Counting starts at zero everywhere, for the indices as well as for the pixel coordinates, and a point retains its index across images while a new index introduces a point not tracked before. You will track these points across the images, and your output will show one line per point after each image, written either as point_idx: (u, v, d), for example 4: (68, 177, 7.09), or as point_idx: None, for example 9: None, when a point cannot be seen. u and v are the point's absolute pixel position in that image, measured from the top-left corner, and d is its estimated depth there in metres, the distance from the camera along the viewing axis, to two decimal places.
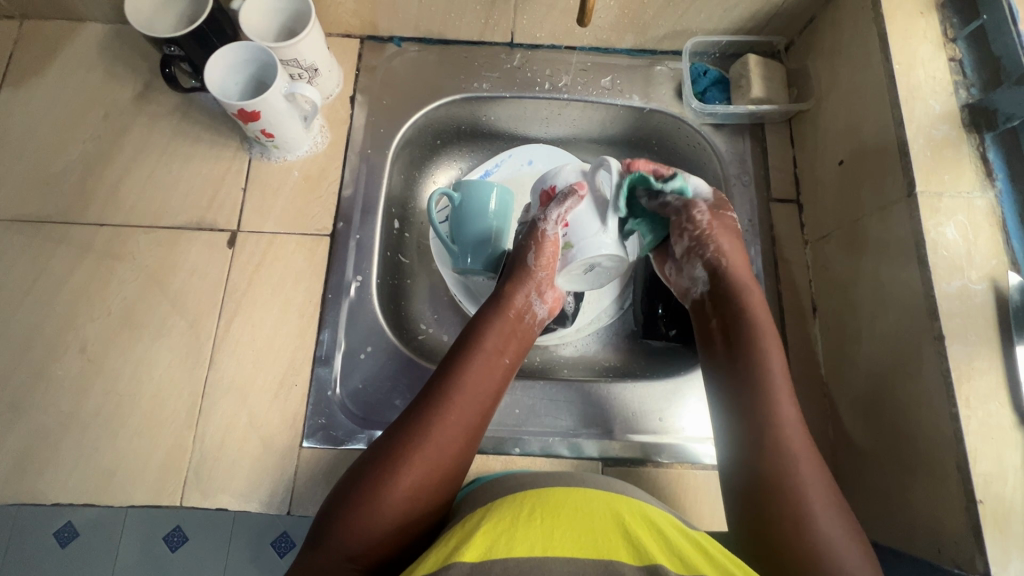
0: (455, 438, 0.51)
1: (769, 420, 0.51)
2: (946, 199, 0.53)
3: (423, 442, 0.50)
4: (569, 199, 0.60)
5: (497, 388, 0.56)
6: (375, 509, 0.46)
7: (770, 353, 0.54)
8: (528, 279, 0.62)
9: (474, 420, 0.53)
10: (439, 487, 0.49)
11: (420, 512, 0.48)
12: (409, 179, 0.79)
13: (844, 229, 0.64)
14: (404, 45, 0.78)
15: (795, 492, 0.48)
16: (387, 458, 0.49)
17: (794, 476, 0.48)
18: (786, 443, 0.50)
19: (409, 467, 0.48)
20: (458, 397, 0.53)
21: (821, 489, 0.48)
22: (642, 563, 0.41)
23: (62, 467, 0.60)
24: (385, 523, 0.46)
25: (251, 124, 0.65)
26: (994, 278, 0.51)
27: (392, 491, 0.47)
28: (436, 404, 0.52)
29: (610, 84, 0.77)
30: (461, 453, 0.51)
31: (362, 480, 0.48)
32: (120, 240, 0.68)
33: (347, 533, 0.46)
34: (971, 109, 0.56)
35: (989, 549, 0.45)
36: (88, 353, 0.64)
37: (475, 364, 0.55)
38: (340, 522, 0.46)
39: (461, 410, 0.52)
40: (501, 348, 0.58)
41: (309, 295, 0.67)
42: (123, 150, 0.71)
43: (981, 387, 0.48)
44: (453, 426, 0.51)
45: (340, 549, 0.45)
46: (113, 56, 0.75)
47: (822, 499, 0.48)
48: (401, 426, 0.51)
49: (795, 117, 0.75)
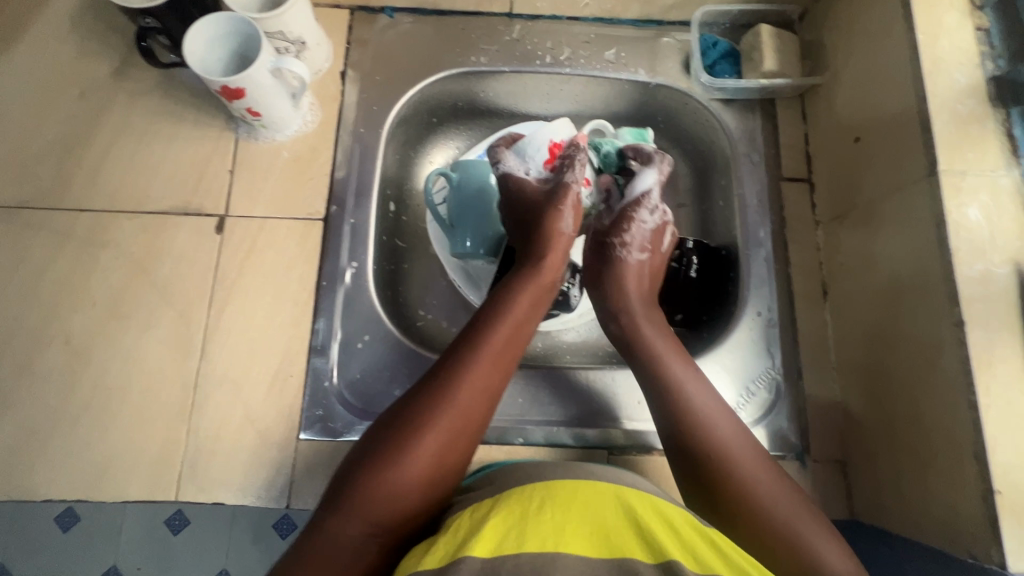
0: (483, 401, 0.50)
1: (704, 447, 0.50)
2: (970, 178, 0.51)
3: (450, 403, 0.48)
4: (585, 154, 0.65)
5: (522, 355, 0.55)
6: (400, 471, 0.44)
7: (679, 375, 0.54)
8: (561, 246, 0.61)
9: (499, 385, 0.51)
10: (463, 449, 0.48)
11: (445, 474, 0.47)
12: (404, 159, 0.75)
13: (860, 210, 0.62)
14: (397, 16, 0.74)
15: (747, 499, 0.47)
16: (410, 421, 0.47)
17: (745, 486, 0.47)
18: (720, 454, 0.49)
19: (434, 430, 0.47)
20: (487, 357, 0.51)
21: (785, 499, 0.47)
22: (656, 561, 0.40)
23: (52, 463, 0.58)
24: (410, 488, 0.44)
25: (236, 102, 0.61)
26: (1017, 261, 0.49)
27: (416, 457, 0.45)
28: (463, 364, 0.50)
29: (615, 57, 0.73)
30: (486, 416, 0.50)
31: (381, 445, 0.46)
32: (102, 226, 0.65)
33: (370, 497, 0.43)
34: (997, 82, 0.53)
35: (1006, 541, 0.44)
36: (74, 345, 0.61)
37: (504, 323, 0.54)
38: (360, 485, 0.44)
39: (489, 372, 0.51)
40: (531, 311, 0.57)
41: (302, 282, 0.65)
42: (102, 130, 0.68)
43: (1001, 374, 0.47)
44: (479, 387, 0.50)
45: (362, 517, 0.43)
46: (87, 29, 0.70)
47: (798, 515, 0.46)
48: (423, 388, 0.49)
49: (808, 91, 0.72)
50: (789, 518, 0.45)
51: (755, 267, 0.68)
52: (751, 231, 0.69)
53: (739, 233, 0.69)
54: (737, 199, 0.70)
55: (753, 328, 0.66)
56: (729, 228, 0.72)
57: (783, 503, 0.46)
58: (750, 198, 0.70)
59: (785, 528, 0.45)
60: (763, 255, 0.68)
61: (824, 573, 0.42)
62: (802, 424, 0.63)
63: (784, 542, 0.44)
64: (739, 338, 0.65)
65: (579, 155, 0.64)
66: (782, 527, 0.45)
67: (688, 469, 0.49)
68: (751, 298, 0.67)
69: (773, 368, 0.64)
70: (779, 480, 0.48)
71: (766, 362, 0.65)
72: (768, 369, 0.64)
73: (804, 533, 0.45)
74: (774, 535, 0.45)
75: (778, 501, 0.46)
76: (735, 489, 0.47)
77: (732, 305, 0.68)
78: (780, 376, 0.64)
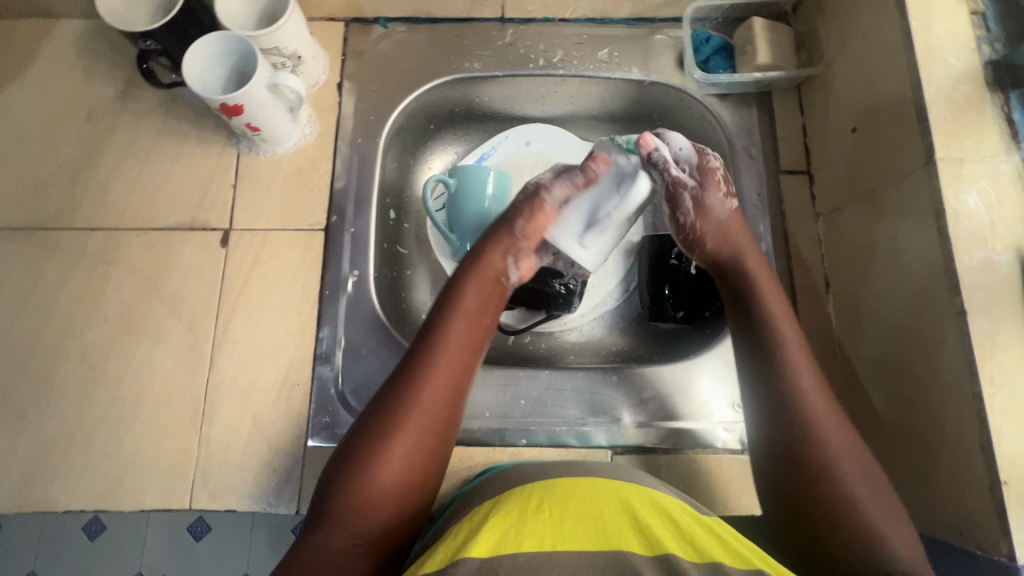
0: (443, 396, 0.50)
1: (813, 440, 0.49)
2: (968, 165, 0.50)
3: (410, 407, 0.49)
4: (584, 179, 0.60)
5: (482, 347, 0.55)
6: (372, 484, 0.46)
7: (796, 368, 0.52)
8: (506, 240, 0.59)
9: (457, 379, 0.52)
10: (436, 451, 0.49)
11: (419, 481, 0.48)
12: (403, 167, 0.76)
13: (859, 200, 0.61)
14: (391, 26, 0.75)
15: (827, 469, 0.48)
16: (374, 430, 0.48)
17: (835, 471, 0.47)
18: (810, 425, 0.49)
19: (399, 433, 0.48)
20: (446, 361, 0.52)
21: (868, 488, 0.47)
22: (653, 554, 0.41)
23: (70, 475, 0.60)
24: (383, 494, 0.46)
25: (236, 119, 0.62)
26: (1019, 248, 0.48)
27: (384, 462, 0.47)
28: (420, 378, 0.50)
29: (608, 57, 0.74)
30: (456, 412, 0.51)
31: (350, 453, 0.47)
32: (113, 244, 0.67)
33: (349, 512, 0.45)
34: (995, 66, 0.52)
35: (1014, 532, 0.43)
36: (89, 360, 0.63)
37: (458, 326, 0.54)
38: (337, 503, 0.46)
39: (446, 368, 0.51)
40: (489, 307, 0.56)
41: (306, 292, 0.66)
42: (109, 151, 0.70)
43: (1006, 364, 0.46)
44: (438, 386, 0.50)
45: (344, 529, 0.45)
46: (92, 53, 0.72)
47: (875, 504, 0.46)
48: (384, 396, 0.50)
49: (804, 82, 0.71)
50: (859, 495, 0.46)
51: None
52: (751, 225, 0.68)
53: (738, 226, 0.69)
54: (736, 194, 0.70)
55: None
56: None
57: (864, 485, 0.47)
58: (749, 192, 0.69)
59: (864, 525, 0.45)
60: (763, 250, 0.67)
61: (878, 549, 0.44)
62: None
63: (860, 521, 0.46)
64: None
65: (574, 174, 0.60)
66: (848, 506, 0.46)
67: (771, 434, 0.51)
68: None
69: None
70: (862, 451, 0.49)
71: None
72: None
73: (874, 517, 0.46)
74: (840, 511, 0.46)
75: (850, 460, 0.48)
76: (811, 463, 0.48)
77: None
78: None
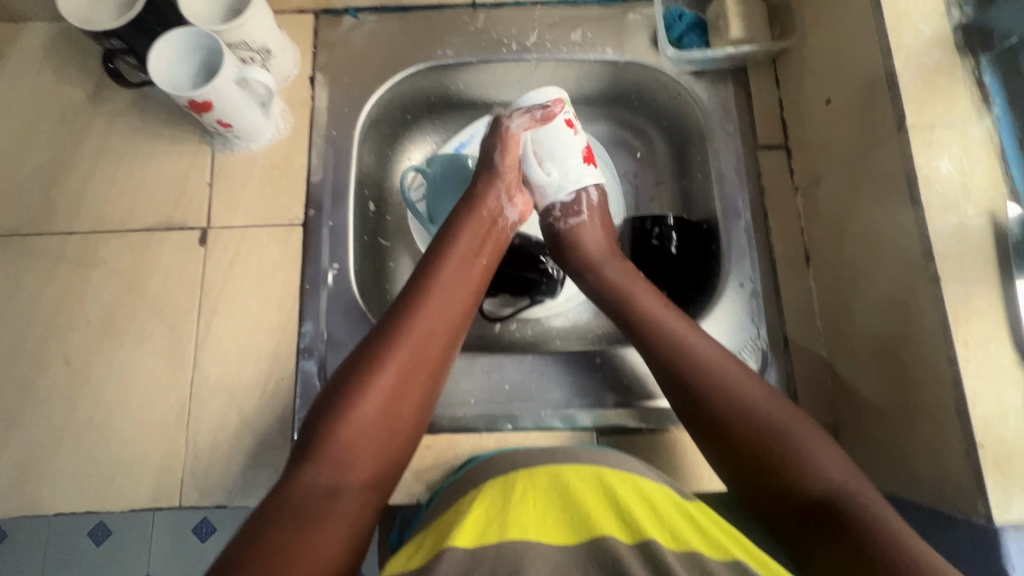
0: (439, 333, 0.52)
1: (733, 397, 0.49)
2: (939, 130, 0.50)
3: (404, 340, 0.50)
4: (543, 115, 0.62)
5: (475, 291, 0.56)
6: (361, 414, 0.47)
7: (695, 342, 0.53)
8: (498, 179, 0.62)
9: (454, 317, 0.53)
10: (427, 384, 0.50)
11: (409, 414, 0.49)
12: (381, 158, 0.76)
13: (836, 171, 0.61)
14: (361, 16, 0.74)
15: (762, 426, 0.47)
16: (368, 360, 0.49)
17: (767, 424, 0.47)
18: (720, 366, 0.51)
19: (392, 367, 0.49)
20: (433, 298, 0.53)
21: (810, 436, 0.47)
22: (636, 541, 0.41)
23: (60, 479, 0.60)
24: (375, 429, 0.47)
25: (206, 115, 0.62)
26: (992, 212, 0.48)
27: (378, 395, 0.48)
28: (408, 312, 0.52)
29: (581, 38, 0.73)
30: (448, 347, 0.52)
31: (341, 385, 0.48)
32: (91, 247, 0.66)
33: (341, 444, 0.46)
34: (965, 30, 0.51)
35: (991, 494, 0.43)
36: (73, 364, 0.63)
37: (445, 264, 0.55)
38: (328, 435, 0.46)
39: (438, 307, 0.53)
40: (478, 250, 0.59)
41: (287, 287, 0.66)
42: (83, 154, 0.69)
43: (980, 327, 0.46)
44: (433, 324, 0.52)
45: (332, 464, 0.45)
46: (61, 56, 0.72)
47: (824, 452, 0.46)
48: (378, 331, 0.51)
49: (779, 56, 0.71)
50: (788, 431, 0.47)
51: (736, 237, 0.67)
52: (729, 201, 0.68)
53: (717, 204, 0.69)
54: (714, 171, 0.70)
55: (736, 300, 0.65)
56: (707, 201, 0.71)
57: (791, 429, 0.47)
58: (727, 169, 0.69)
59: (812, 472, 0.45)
60: (743, 225, 0.67)
61: (821, 486, 0.44)
62: (792, 392, 0.63)
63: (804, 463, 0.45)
64: (724, 310, 0.65)
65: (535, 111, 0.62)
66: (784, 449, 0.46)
67: (676, 386, 0.51)
68: (733, 270, 0.66)
69: (760, 338, 0.64)
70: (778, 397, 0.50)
71: (752, 332, 0.64)
72: (754, 339, 0.64)
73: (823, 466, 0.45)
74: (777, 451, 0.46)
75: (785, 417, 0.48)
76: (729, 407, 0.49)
77: (716, 278, 0.67)
78: (767, 345, 0.64)
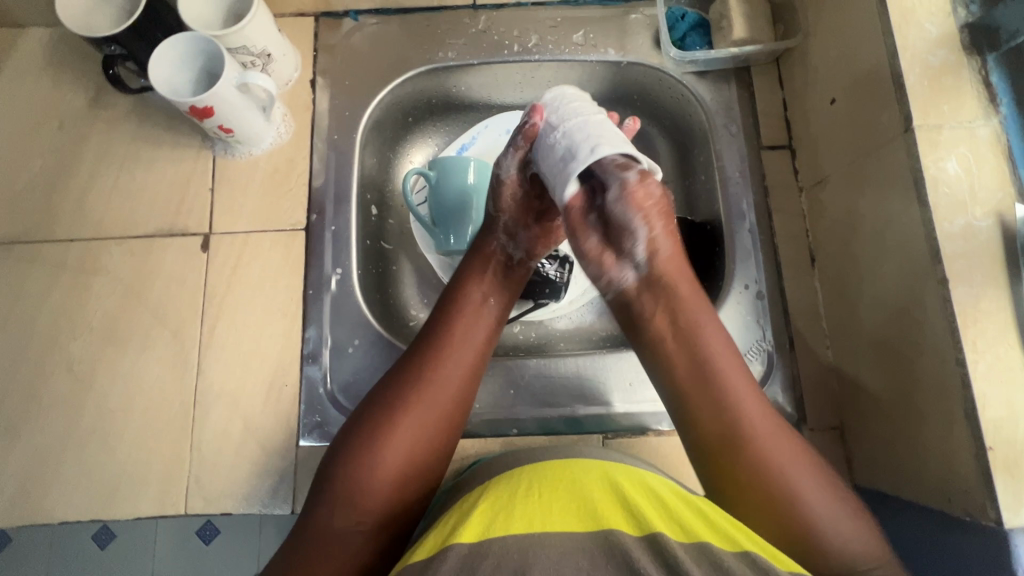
0: (457, 382, 0.50)
1: (750, 453, 0.45)
2: (946, 131, 0.49)
3: (423, 389, 0.49)
4: (526, 138, 0.53)
5: (493, 334, 0.55)
6: (373, 467, 0.46)
7: (726, 382, 0.47)
8: (505, 211, 0.58)
9: (472, 367, 0.51)
10: (443, 431, 0.49)
11: (426, 460, 0.48)
12: (383, 161, 0.75)
13: (841, 172, 0.61)
14: (362, 18, 0.74)
15: (782, 486, 0.44)
16: (386, 410, 0.48)
17: (784, 485, 0.44)
18: (739, 418, 0.46)
19: (410, 418, 0.48)
20: (448, 348, 0.51)
21: (824, 500, 0.45)
22: (642, 534, 0.41)
23: (64, 486, 0.60)
24: (392, 482, 0.46)
25: (208, 120, 0.62)
26: (999, 213, 0.47)
27: (395, 447, 0.47)
28: (427, 359, 0.50)
29: (583, 39, 0.72)
30: (464, 396, 0.51)
31: (360, 433, 0.47)
32: (93, 254, 0.66)
33: (354, 491, 0.45)
34: (971, 29, 0.51)
35: (1000, 496, 0.43)
36: (76, 372, 0.63)
37: (463, 307, 0.54)
38: (346, 479, 0.46)
39: (458, 354, 0.51)
40: (491, 291, 0.56)
41: (290, 293, 0.66)
42: (83, 161, 0.69)
43: (989, 329, 0.46)
44: (453, 375, 0.50)
45: (349, 509, 0.45)
46: (59, 62, 0.71)
47: (837, 515, 0.44)
48: (397, 377, 0.50)
49: (782, 55, 0.70)
50: (813, 502, 0.44)
51: (740, 239, 0.67)
52: (734, 202, 0.68)
53: (720, 205, 0.68)
54: (718, 172, 0.69)
55: (741, 302, 0.65)
56: (711, 202, 0.71)
57: (818, 499, 0.45)
58: (731, 169, 0.69)
59: (823, 536, 0.44)
60: (747, 227, 0.67)
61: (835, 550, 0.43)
62: (798, 393, 0.63)
63: (815, 528, 0.44)
64: (728, 312, 0.65)
65: (516, 139, 0.54)
66: (805, 518, 0.44)
67: (705, 431, 0.47)
68: (737, 271, 0.66)
69: (765, 339, 0.64)
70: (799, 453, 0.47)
71: (757, 334, 0.64)
72: (760, 341, 0.64)
73: (836, 527, 0.44)
74: (798, 518, 0.44)
75: (803, 479, 0.45)
76: (755, 480, 0.45)
77: (721, 279, 0.67)
78: (772, 346, 0.64)
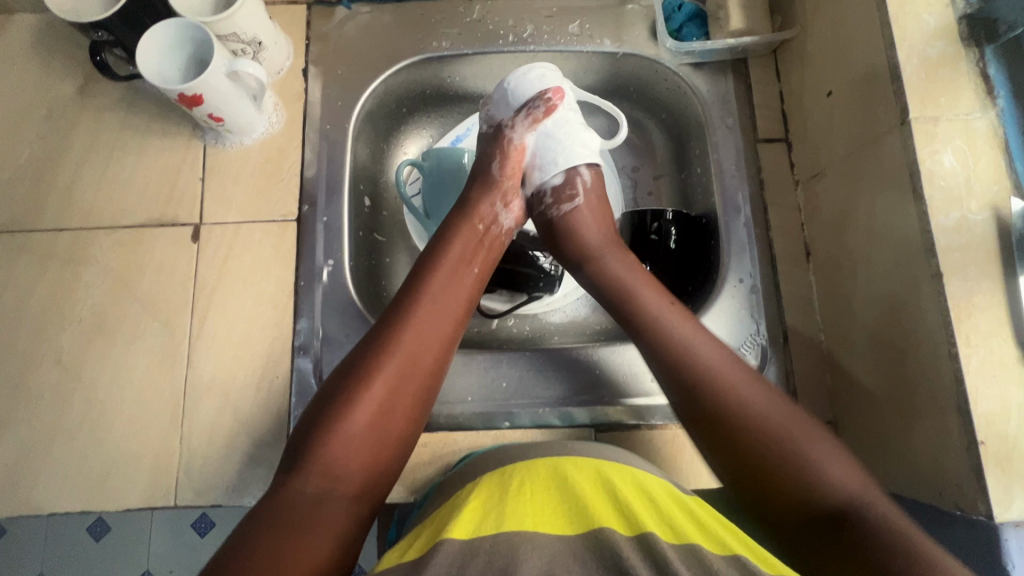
0: (429, 343, 0.50)
1: (729, 406, 0.47)
2: (942, 123, 0.49)
3: (394, 348, 0.48)
4: (545, 110, 0.61)
5: (469, 301, 0.54)
6: (346, 429, 0.45)
7: (692, 338, 0.50)
8: (494, 189, 0.60)
9: (445, 330, 0.51)
10: (416, 395, 0.49)
11: (397, 423, 0.48)
12: (376, 152, 0.75)
13: (837, 165, 0.60)
14: (354, 7, 0.73)
15: (768, 433, 0.45)
16: (359, 371, 0.47)
17: (768, 434, 0.45)
18: (712, 371, 0.48)
19: (382, 377, 0.47)
20: (424, 310, 0.51)
21: (815, 447, 0.45)
22: (633, 533, 0.40)
23: (53, 478, 0.60)
24: (362, 445, 0.46)
25: (197, 109, 0.61)
26: (995, 206, 0.47)
27: (366, 407, 0.46)
28: (399, 318, 0.50)
29: (579, 30, 0.72)
30: (438, 359, 0.50)
31: (332, 395, 0.47)
32: (82, 244, 0.65)
33: (325, 456, 0.45)
34: (969, 21, 0.50)
35: (991, 490, 0.43)
36: (65, 363, 0.63)
37: (440, 270, 0.53)
38: (317, 443, 0.45)
39: (428, 315, 0.51)
40: (472, 257, 0.56)
41: (281, 284, 0.65)
42: (72, 150, 0.68)
43: (982, 324, 0.45)
44: (425, 333, 0.50)
45: (320, 475, 0.44)
46: (47, 49, 0.70)
47: (832, 460, 0.45)
48: (370, 337, 0.50)
49: (780, 47, 0.70)
50: (801, 448, 0.45)
51: (736, 233, 0.66)
52: (729, 196, 0.67)
53: (716, 198, 0.68)
54: (714, 165, 0.69)
55: (736, 296, 0.64)
56: (706, 195, 0.70)
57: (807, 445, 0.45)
58: (727, 162, 0.68)
59: (816, 481, 0.44)
60: (742, 220, 0.67)
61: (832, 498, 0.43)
62: (791, 388, 0.62)
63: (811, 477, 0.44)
64: (722, 306, 0.64)
65: (535, 107, 0.61)
66: (796, 465, 0.44)
67: (682, 395, 0.49)
68: (732, 265, 0.65)
69: (759, 333, 0.63)
70: (784, 407, 0.47)
71: (751, 328, 0.64)
72: (753, 334, 0.64)
73: (830, 471, 0.44)
74: (784, 463, 0.45)
75: (789, 429, 0.46)
76: (737, 427, 0.46)
77: (715, 273, 0.67)
78: (766, 340, 0.63)
